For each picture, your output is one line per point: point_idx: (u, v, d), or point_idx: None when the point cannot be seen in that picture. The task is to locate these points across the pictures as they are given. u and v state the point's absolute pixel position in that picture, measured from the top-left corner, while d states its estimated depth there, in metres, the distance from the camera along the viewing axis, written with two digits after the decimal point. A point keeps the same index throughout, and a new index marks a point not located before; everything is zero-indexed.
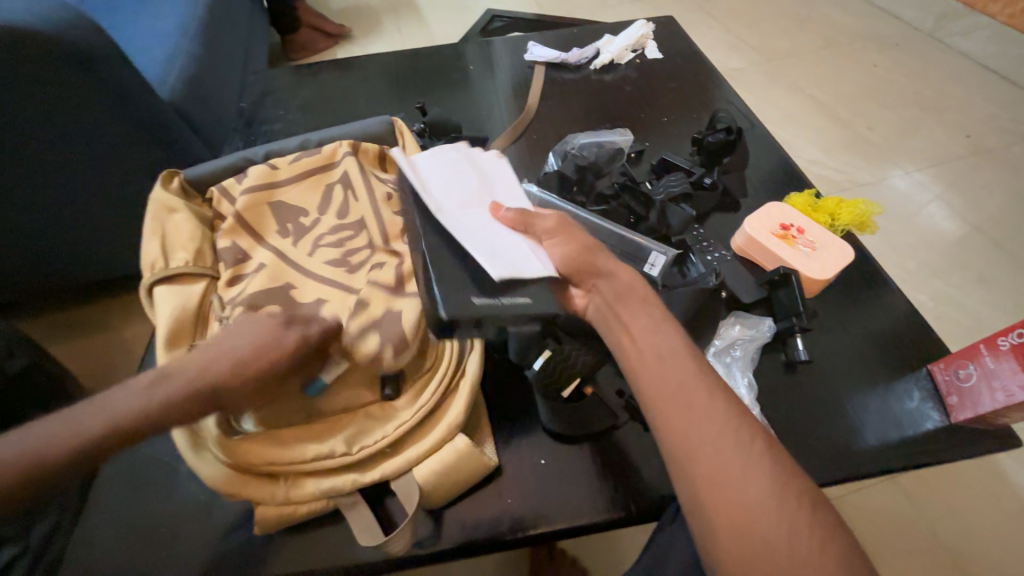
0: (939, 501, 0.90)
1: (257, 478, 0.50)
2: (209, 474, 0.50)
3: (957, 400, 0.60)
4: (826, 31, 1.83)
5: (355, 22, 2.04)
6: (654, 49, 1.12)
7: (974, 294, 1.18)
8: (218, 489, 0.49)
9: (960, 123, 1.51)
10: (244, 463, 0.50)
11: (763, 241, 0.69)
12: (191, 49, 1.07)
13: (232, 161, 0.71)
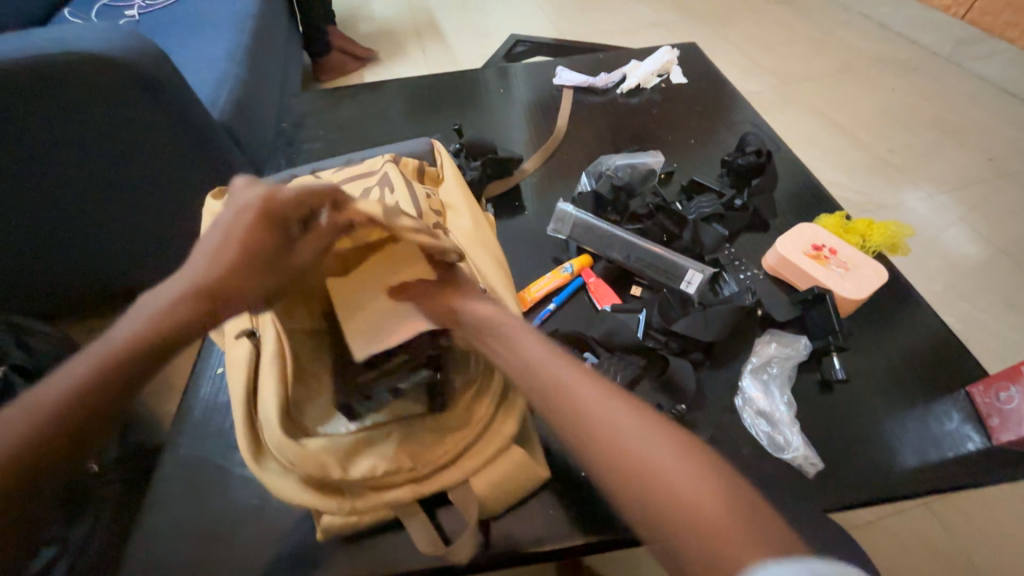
0: (975, 529, 0.88)
1: (326, 492, 0.51)
2: (280, 486, 0.51)
3: (998, 421, 0.60)
4: (843, 55, 1.87)
5: (383, 45, 2.13)
6: (679, 74, 1.16)
7: (1001, 317, 1.17)
8: (292, 499, 0.50)
9: (982, 147, 1.52)
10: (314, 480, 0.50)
11: (795, 261, 0.71)
12: (238, 73, 1.14)
13: (278, 181, 0.75)
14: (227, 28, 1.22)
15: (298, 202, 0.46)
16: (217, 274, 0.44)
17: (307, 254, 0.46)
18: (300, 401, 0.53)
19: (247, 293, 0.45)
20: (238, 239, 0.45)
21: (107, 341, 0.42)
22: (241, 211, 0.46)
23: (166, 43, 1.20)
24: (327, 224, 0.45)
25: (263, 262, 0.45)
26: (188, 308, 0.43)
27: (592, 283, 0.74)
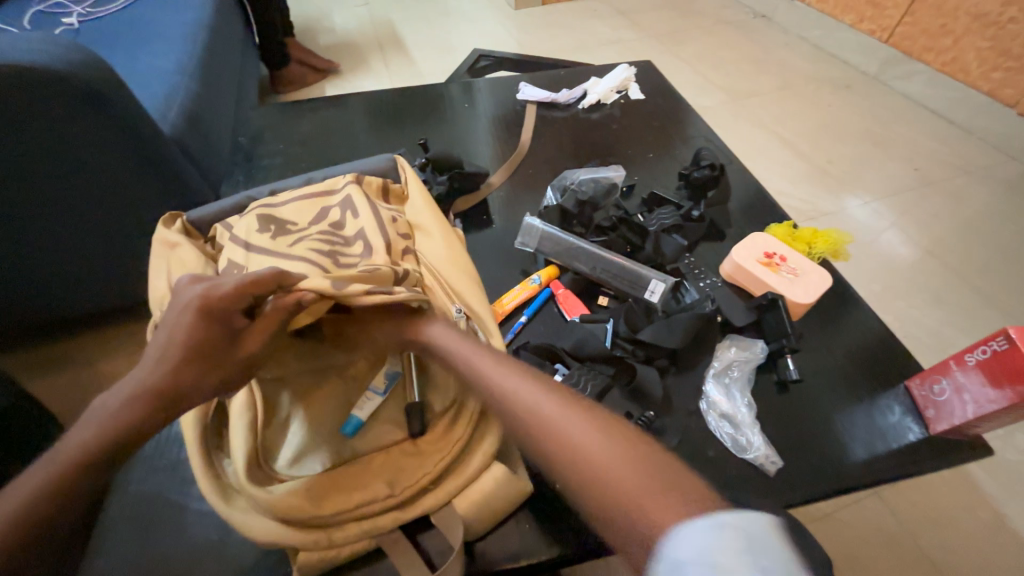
0: (921, 513, 0.94)
1: (302, 528, 0.50)
2: (248, 525, 0.49)
3: (933, 412, 0.65)
4: (784, 73, 2.00)
5: (344, 57, 2.11)
6: (636, 90, 1.21)
7: (933, 313, 1.27)
8: (263, 539, 0.48)
9: (909, 158, 1.66)
10: (286, 517, 0.49)
11: (749, 268, 0.75)
12: (189, 85, 1.10)
13: (235, 201, 0.73)
14: (177, 40, 1.18)
15: (240, 293, 0.47)
16: (172, 370, 0.44)
17: (256, 344, 0.48)
18: (271, 442, 0.54)
19: (201, 388, 0.45)
20: (185, 339, 0.45)
21: (64, 443, 0.40)
22: (181, 309, 0.46)
23: (108, 54, 1.14)
24: (277, 308, 0.48)
25: (212, 355, 0.46)
26: (148, 405, 0.43)
27: (560, 294, 0.75)
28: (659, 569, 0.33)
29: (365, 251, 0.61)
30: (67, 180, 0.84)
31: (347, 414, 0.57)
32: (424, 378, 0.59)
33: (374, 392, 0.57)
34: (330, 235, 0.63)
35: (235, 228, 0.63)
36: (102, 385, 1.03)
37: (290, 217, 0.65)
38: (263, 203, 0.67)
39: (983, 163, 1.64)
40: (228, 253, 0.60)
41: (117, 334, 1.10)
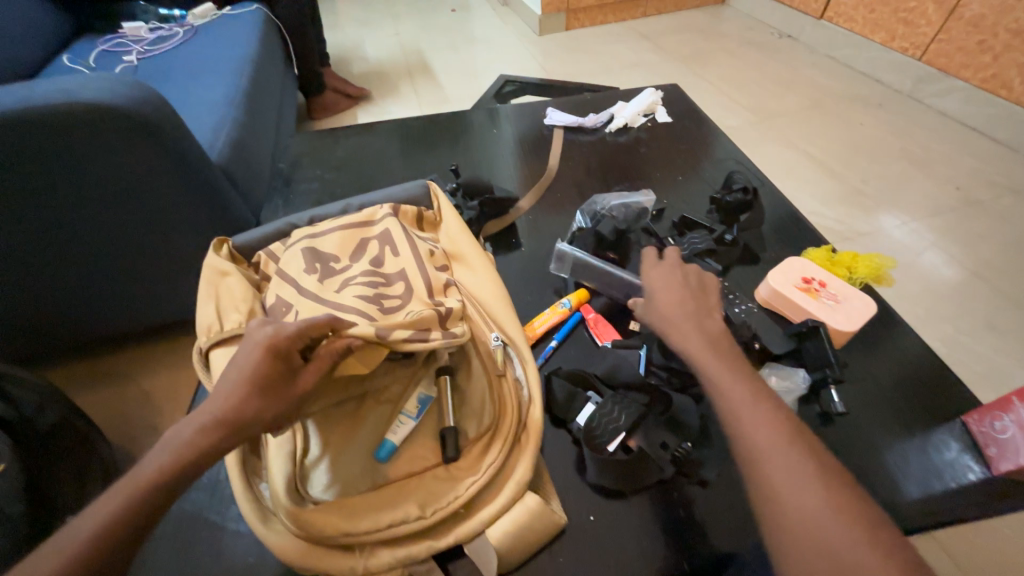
0: (982, 557, 0.87)
1: (333, 550, 0.51)
2: (279, 544, 0.51)
3: (995, 450, 0.60)
4: (812, 93, 1.98)
5: (375, 85, 2.20)
6: (664, 113, 1.21)
7: (984, 339, 1.20)
8: (292, 560, 0.50)
9: (949, 177, 1.60)
10: (318, 538, 0.50)
11: (788, 295, 0.73)
12: (235, 115, 1.16)
13: (277, 228, 0.76)
14: (225, 74, 1.26)
15: (299, 333, 0.49)
16: (238, 403, 0.46)
17: (312, 379, 0.49)
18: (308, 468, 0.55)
19: (261, 420, 0.46)
20: (246, 375, 0.47)
21: (139, 468, 0.43)
22: (250, 347, 0.49)
23: (164, 89, 1.23)
24: (331, 348, 0.50)
25: (274, 390, 0.47)
26: (216, 434, 0.45)
27: (592, 319, 0.75)
28: None
29: (407, 292, 0.62)
30: (122, 206, 0.90)
31: (382, 438, 0.57)
32: (461, 405, 0.60)
33: (406, 417, 0.57)
34: (373, 274, 0.64)
35: (284, 263, 0.67)
36: (145, 399, 1.07)
37: (332, 250, 0.68)
38: (308, 234, 0.71)
39: None
40: (277, 288, 0.63)
41: (160, 350, 1.15)
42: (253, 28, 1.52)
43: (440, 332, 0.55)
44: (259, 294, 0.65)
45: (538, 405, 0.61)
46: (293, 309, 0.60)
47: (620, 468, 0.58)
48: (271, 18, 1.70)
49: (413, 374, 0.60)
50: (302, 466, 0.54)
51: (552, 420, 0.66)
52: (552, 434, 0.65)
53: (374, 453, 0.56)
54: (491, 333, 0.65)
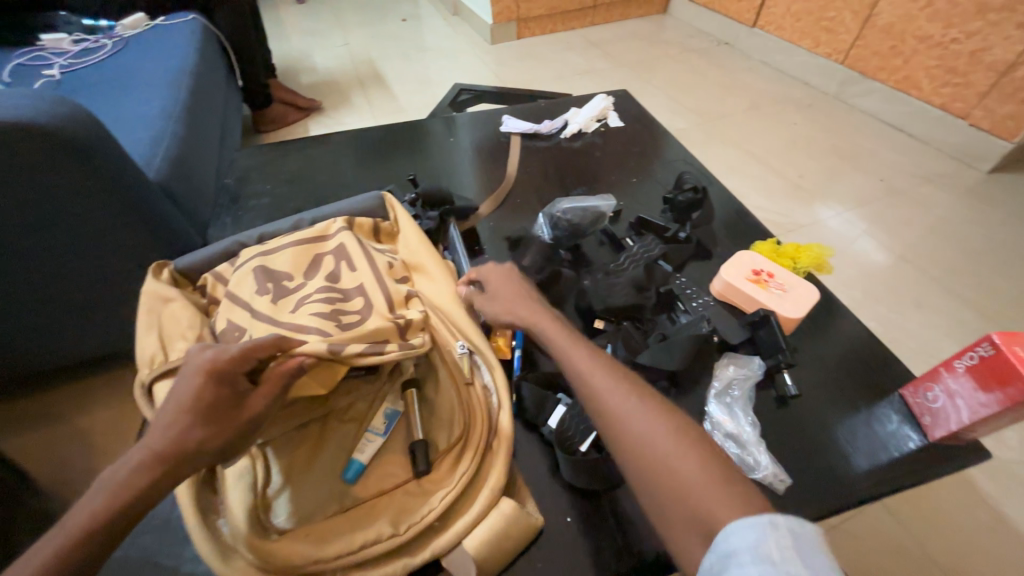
0: (925, 520, 0.95)
1: None
2: None
3: (930, 419, 0.65)
4: (750, 95, 2.11)
5: (326, 96, 2.15)
6: (615, 118, 1.25)
7: (914, 318, 1.31)
8: None
9: (875, 170, 1.74)
10: (284, 569, 0.48)
11: (739, 286, 0.76)
12: (175, 131, 1.10)
13: (224, 247, 0.73)
14: (161, 87, 1.19)
15: (245, 355, 0.47)
16: (180, 434, 0.43)
17: (263, 402, 0.47)
18: (271, 498, 0.52)
19: (207, 450, 0.43)
20: (192, 403, 0.44)
21: (76, 511, 0.40)
22: (189, 374, 0.46)
23: (91, 104, 1.15)
24: (281, 368, 0.48)
25: (219, 416, 0.45)
26: (157, 469, 0.42)
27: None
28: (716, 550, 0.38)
29: (366, 306, 0.60)
30: (47, 231, 0.83)
31: (348, 458, 0.55)
32: (428, 415, 0.59)
33: (374, 433, 0.56)
34: (329, 290, 0.62)
35: (233, 285, 0.64)
36: (83, 438, 0.98)
37: (286, 268, 0.65)
38: (259, 252, 0.68)
39: (944, 172, 1.73)
40: (228, 312, 0.60)
41: (100, 384, 1.07)
42: (190, 39, 1.45)
43: (397, 345, 0.55)
44: (207, 319, 0.62)
45: (508, 412, 0.60)
46: (246, 333, 0.57)
47: (592, 468, 0.59)
48: (210, 28, 1.63)
49: (379, 389, 0.59)
50: (264, 495, 0.52)
51: (523, 425, 0.66)
52: (525, 440, 0.65)
53: (342, 474, 0.54)
54: (455, 340, 0.65)
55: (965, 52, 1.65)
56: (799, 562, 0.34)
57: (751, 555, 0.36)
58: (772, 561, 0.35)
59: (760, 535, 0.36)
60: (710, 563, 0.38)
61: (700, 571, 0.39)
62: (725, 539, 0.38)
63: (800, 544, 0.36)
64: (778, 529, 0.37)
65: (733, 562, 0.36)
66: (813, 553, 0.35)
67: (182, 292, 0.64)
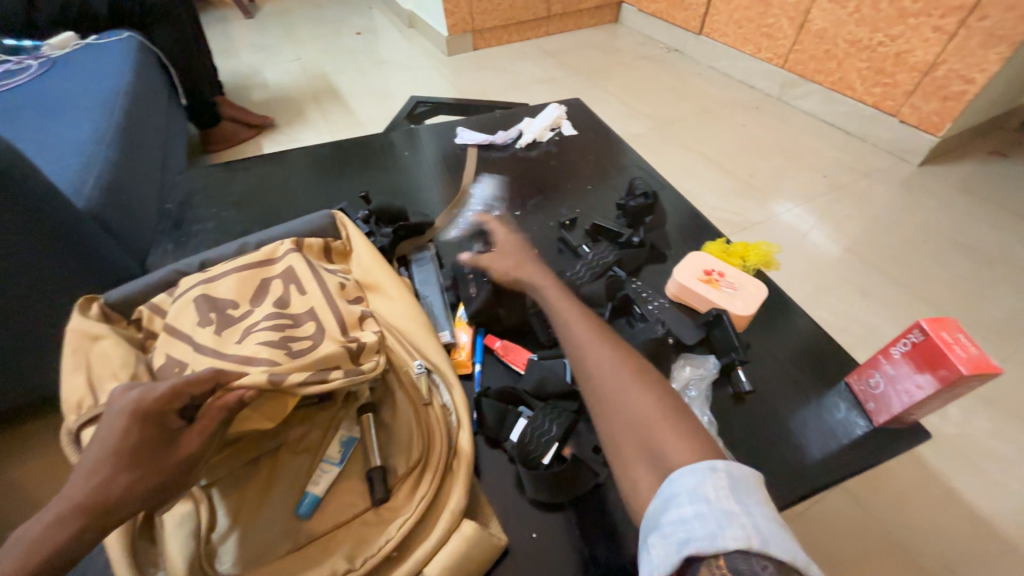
0: (883, 500, 0.99)
1: None
2: None
3: (874, 405, 0.68)
4: (701, 100, 2.19)
5: (279, 112, 2.09)
6: (569, 127, 1.27)
7: (862, 305, 1.38)
8: None
9: (818, 167, 1.83)
10: None
11: (692, 287, 0.78)
12: (109, 155, 1.05)
13: (162, 276, 0.70)
14: (93, 110, 1.13)
15: (175, 394, 0.44)
16: (102, 483, 0.40)
17: (196, 441, 0.44)
18: (216, 544, 0.49)
19: (132, 498, 0.41)
20: (115, 448, 0.41)
21: None
22: (112, 417, 0.43)
23: (15, 130, 1.08)
24: (216, 405, 0.46)
25: (146, 461, 0.42)
26: (77, 522, 0.39)
27: (499, 347, 0.74)
28: (662, 493, 0.42)
29: (318, 331, 0.58)
30: None
31: (301, 492, 0.53)
32: (385, 440, 0.57)
33: (328, 464, 0.54)
34: (278, 316, 0.59)
35: (172, 317, 0.60)
36: (13, 493, 0.90)
37: (229, 296, 0.62)
38: (200, 280, 0.64)
39: (880, 166, 1.84)
40: (166, 347, 0.57)
41: (35, 432, 0.98)
42: (126, 59, 1.39)
43: (345, 370, 0.53)
44: (143, 356, 0.58)
45: (467, 431, 0.59)
46: (187, 368, 0.54)
47: (556, 480, 0.59)
48: (147, 46, 1.56)
49: (333, 416, 0.57)
50: (208, 542, 0.48)
51: (486, 441, 0.65)
52: (488, 457, 0.64)
53: (295, 509, 0.52)
54: (413, 360, 0.63)
55: (891, 54, 1.78)
56: (730, 499, 0.38)
57: (688, 497, 0.39)
58: (707, 500, 0.38)
59: (700, 480, 0.40)
60: (654, 508, 0.42)
61: (646, 515, 0.43)
62: (669, 486, 0.42)
63: (734, 486, 0.39)
64: (716, 474, 0.41)
65: (673, 504, 0.40)
66: (745, 494, 0.39)
67: (113, 328, 0.60)
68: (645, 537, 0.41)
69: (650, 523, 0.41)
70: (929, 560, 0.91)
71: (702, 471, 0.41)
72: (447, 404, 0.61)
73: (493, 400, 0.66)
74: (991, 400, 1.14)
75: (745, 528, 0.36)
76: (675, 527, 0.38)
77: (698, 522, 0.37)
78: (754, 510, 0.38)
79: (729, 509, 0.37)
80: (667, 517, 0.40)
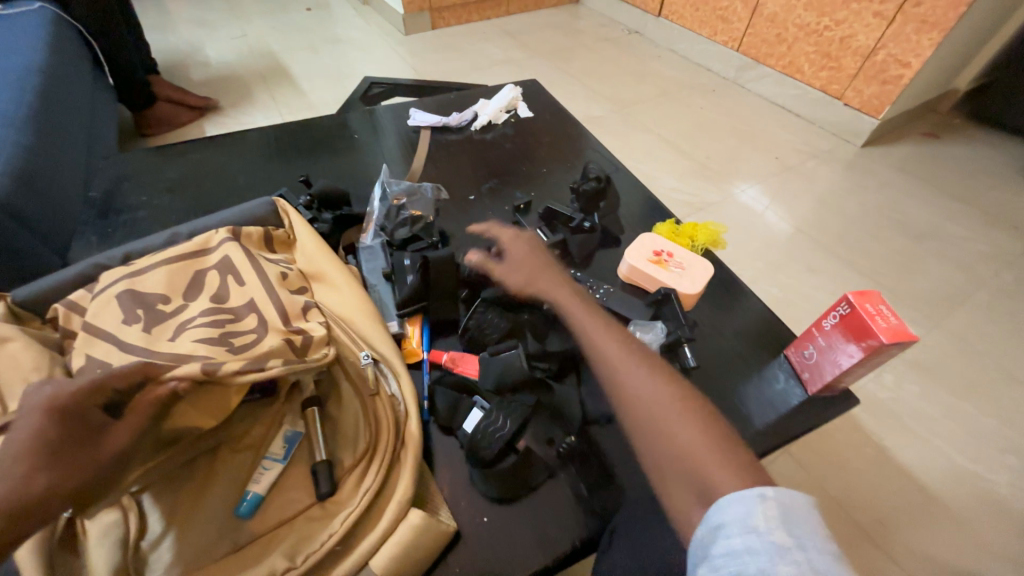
0: (823, 460, 1.06)
1: None
2: None
3: (808, 375, 0.71)
4: (661, 82, 2.21)
5: (223, 93, 1.96)
6: (525, 108, 1.25)
7: (808, 281, 1.45)
8: None
9: (770, 148, 1.89)
10: None
11: (643, 269, 0.80)
12: (20, 138, 0.95)
13: (79, 272, 0.65)
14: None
15: (98, 387, 0.42)
16: (17, 482, 0.36)
17: (124, 437, 0.41)
18: (146, 552, 0.47)
19: (57, 495, 0.37)
20: (27, 447, 0.37)
21: None
22: (23, 415, 0.39)
23: None
24: (147, 397, 0.43)
25: (67, 457, 0.38)
26: None
27: (446, 360, 0.70)
28: (704, 524, 0.40)
29: (260, 324, 0.55)
30: None
31: (242, 492, 0.51)
32: (332, 433, 0.56)
33: (272, 461, 0.52)
34: (215, 311, 0.56)
35: (92, 314, 0.55)
36: None
37: (158, 290, 0.58)
38: (124, 274, 0.59)
39: (827, 147, 1.92)
40: (85, 347, 0.52)
41: None
42: (37, 31, 1.25)
43: (281, 359, 0.50)
44: (61, 359, 0.54)
45: (415, 418, 0.59)
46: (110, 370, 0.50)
47: (507, 473, 0.60)
48: (63, 17, 1.42)
49: (276, 413, 0.56)
50: (136, 550, 0.46)
51: (439, 428, 0.66)
52: (440, 445, 0.64)
53: (235, 510, 0.50)
54: (360, 351, 0.61)
55: (836, 38, 1.84)
56: (786, 532, 0.36)
57: (739, 527, 0.37)
58: (757, 532, 0.36)
59: (750, 507, 0.38)
60: (701, 535, 0.40)
61: (689, 543, 0.41)
62: (715, 512, 0.39)
63: (790, 517, 0.37)
64: (766, 501, 0.38)
65: (721, 534, 0.38)
66: (800, 525, 0.37)
67: (23, 329, 0.55)
68: (691, 567, 0.39)
69: (697, 553, 0.39)
70: (862, 514, 0.99)
71: (749, 499, 0.38)
72: (394, 394, 0.60)
73: (447, 390, 0.67)
74: (921, 365, 1.23)
75: (808, 563, 0.34)
76: (726, 561, 0.36)
77: (751, 556, 0.35)
78: (814, 545, 0.36)
79: (783, 543, 0.35)
80: (716, 549, 0.37)
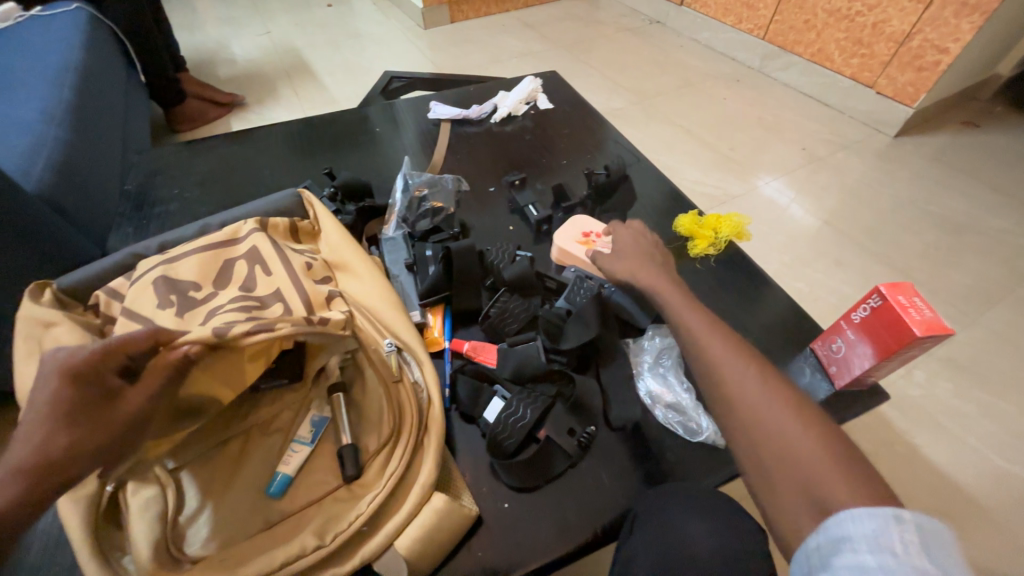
0: None
1: None
2: None
3: (836, 368, 0.70)
4: (683, 73, 2.16)
5: (248, 89, 2.00)
6: (545, 100, 1.25)
7: (835, 276, 1.41)
8: None
9: (797, 139, 1.84)
10: None
11: (569, 250, 0.83)
12: (59, 135, 1.00)
13: (118, 260, 0.68)
14: (42, 88, 1.07)
15: (109, 353, 0.43)
16: (43, 441, 0.39)
17: (139, 397, 0.42)
18: (181, 528, 0.48)
19: (82, 452, 0.39)
20: (51, 407, 0.39)
21: None
22: (44, 379, 0.41)
23: None
24: (161, 360, 0.44)
25: (89, 417, 0.40)
26: (27, 479, 0.37)
27: (467, 349, 0.71)
28: (825, 532, 0.39)
29: (286, 312, 0.56)
30: None
31: (273, 472, 0.53)
32: (357, 416, 0.57)
33: (300, 443, 0.54)
34: (244, 299, 0.57)
35: (131, 300, 0.58)
36: None
37: (190, 277, 0.60)
38: (159, 262, 0.62)
39: (857, 137, 1.85)
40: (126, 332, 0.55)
41: None
42: (73, 31, 1.31)
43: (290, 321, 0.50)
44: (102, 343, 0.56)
45: (437, 403, 0.60)
46: None
47: (526, 462, 0.61)
48: (98, 18, 1.47)
49: (303, 397, 0.58)
50: (175, 523, 0.48)
51: (461, 417, 0.67)
52: (462, 431, 0.65)
53: (267, 490, 0.52)
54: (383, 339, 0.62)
55: (868, 24, 1.77)
56: (924, 558, 0.35)
57: (868, 543, 0.37)
58: (892, 552, 0.35)
59: (882, 526, 0.37)
60: (818, 544, 0.39)
61: (802, 547, 0.41)
62: (838, 524, 0.39)
63: (929, 545, 0.35)
64: (902, 523, 0.36)
65: (846, 547, 0.37)
66: (940, 552, 0.35)
67: (68, 314, 0.58)
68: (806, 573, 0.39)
69: (815, 560, 0.39)
70: None
71: (885, 518, 0.37)
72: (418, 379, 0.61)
73: (465, 381, 0.67)
74: (956, 362, 1.19)
75: None
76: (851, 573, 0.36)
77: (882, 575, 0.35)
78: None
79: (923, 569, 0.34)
80: (839, 561, 0.37)
